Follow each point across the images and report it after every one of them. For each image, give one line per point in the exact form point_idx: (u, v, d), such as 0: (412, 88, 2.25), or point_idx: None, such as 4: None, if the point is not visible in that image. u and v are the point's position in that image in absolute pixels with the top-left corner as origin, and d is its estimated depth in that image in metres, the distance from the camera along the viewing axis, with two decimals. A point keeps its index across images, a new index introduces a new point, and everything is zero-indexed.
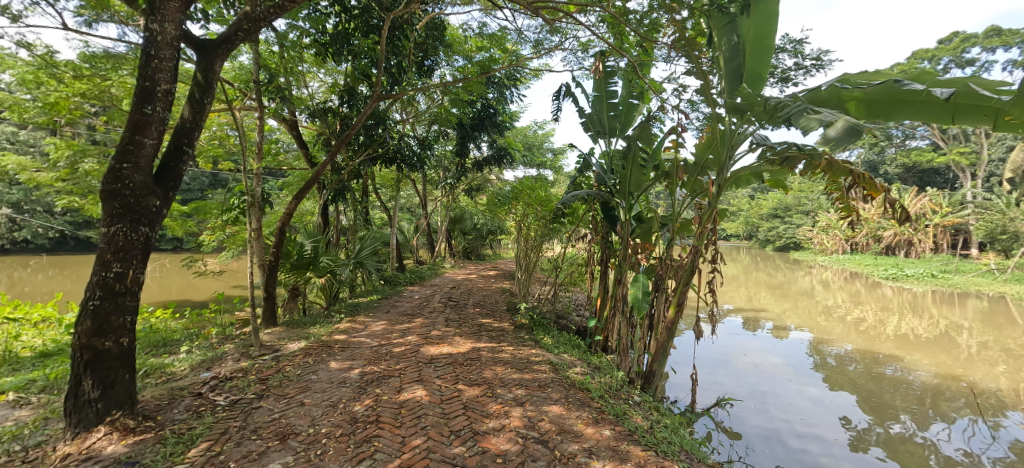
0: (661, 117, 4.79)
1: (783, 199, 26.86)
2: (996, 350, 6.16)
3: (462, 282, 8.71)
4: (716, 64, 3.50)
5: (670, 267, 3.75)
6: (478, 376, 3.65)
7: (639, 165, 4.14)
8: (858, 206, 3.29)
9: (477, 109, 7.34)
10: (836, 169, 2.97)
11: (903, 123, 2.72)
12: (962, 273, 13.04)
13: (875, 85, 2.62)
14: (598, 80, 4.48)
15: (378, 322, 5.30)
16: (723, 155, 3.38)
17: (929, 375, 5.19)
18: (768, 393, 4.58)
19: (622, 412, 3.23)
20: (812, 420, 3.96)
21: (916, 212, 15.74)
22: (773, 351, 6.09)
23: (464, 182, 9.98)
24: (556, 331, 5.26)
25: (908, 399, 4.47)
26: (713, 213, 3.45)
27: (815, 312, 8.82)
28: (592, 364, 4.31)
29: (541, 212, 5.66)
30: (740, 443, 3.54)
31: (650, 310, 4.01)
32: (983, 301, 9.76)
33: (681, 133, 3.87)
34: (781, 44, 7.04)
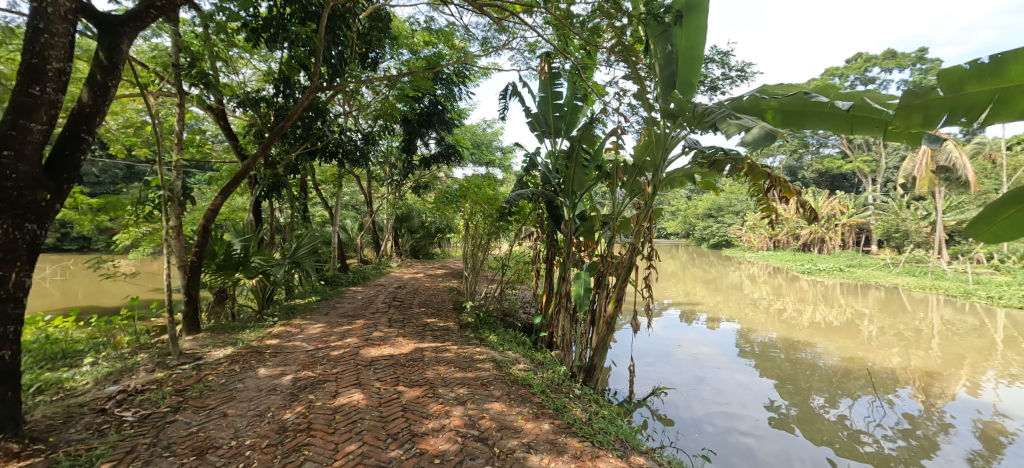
0: (603, 119, 4.96)
1: (717, 200, 28.85)
2: (890, 334, 7.00)
3: (408, 281, 8.52)
4: (653, 71, 3.67)
5: (610, 264, 3.90)
6: (420, 376, 3.59)
7: (582, 166, 4.25)
8: (778, 207, 3.52)
9: (425, 105, 7.20)
10: (757, 172, 3.26)
11: (813, 131, 2.97)
12: (864, 267, 14.70)
13: (788, 96, 2.88)
14: (544, 81, 4.54)
15: (316, 325, 5.04)
16: (659, 158, 3.53)
17: (836, 358, 5.78)
18: (699, 381, 4.89)
19: (562, 406, 3.31)
20: (737, 404, 4.28)
21: (828, 213, 17.53)
22: (706, 342, 6.51)
23: (412, 179, 9.76)
24: (502, 329, 5.29)
25: (818, 381, 4.94)
26: (649, 212, 3.61)
27: (744, 304, 9.55)
28: (535, 361, 4.38)
29: (488, 210, 5.66)
30: (672, 428, 3.75)
31: (591, 306, 4.15)
32: (880, 291, 11.06)
33: (621, 135, 4.03)
34: (712, 55, 7.56)
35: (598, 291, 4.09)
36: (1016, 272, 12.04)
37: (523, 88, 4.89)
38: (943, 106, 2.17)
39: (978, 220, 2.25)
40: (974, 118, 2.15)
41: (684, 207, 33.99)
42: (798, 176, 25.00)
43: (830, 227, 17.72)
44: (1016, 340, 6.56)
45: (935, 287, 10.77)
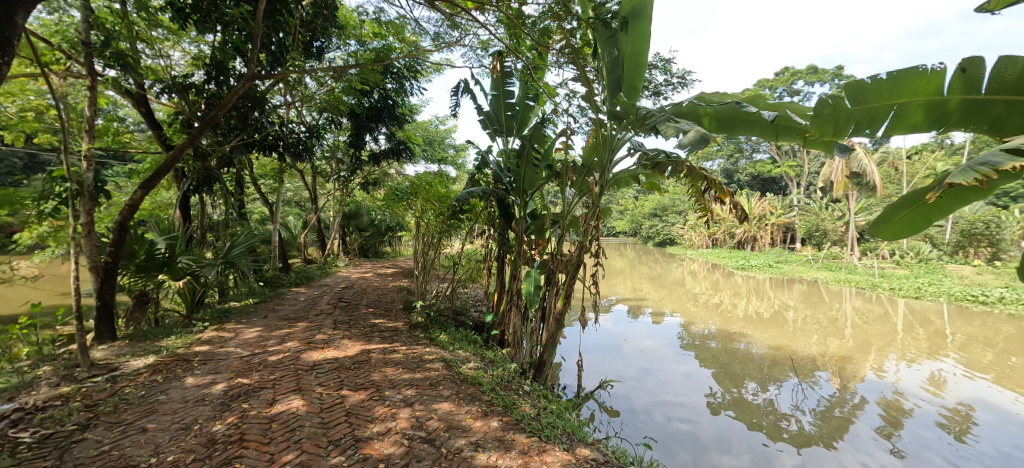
0: (554, 119, 5.05)
1: (662, 200, 30.35)
2: (810, 323, 7.72)
3: (356, 281, 8.22)
4: (600, 74, 3.75)
5: (560, 262, 3.99)
6: (366, 379, 3.47)
7: (533, 165, 4.30)
8: (715, 207, 3.71)
9: (374, 99, 6.97)
10: (695, 174, 3.45)
11: (744, 137, 3.19)
12: (789, 263, 16.10)
13: (722, 105, 3.07)
14: (496, 80, 4.53)
15: (252, 329, 4.73)
16: (606, 158, 3.64)
17: (765, 347, 6.28)
18: (645, 373, 5.12)
19: (511, 403, 3.34)
20: (677, 393, 4.54)
21: (759, 213, 19.00)
22: (651, 335, 6.83)
23: (360, 176, 9.42)
24: (453, 328, 5.25)
25: (749, 369, 5.35)
26: (596, 211, 3.73)
27: (685, 299, 10.13)
28: (486, 359, 4.39)
29: (439, 208, 5.58)
30: (617, 419, 3.90)
31: (541, 303, 4.22)
32: (802, 285, 12.17)
33: (570, 135, 4.12)
34: (656, 62, 7.94)
35: (547, 289, 4.17)
36: (912, 267, 13.70)
37: (475, 85, 4.86)
38: (850, 118, 2.40)
39: (880, 220, 2.53)
40: (875, 129, 2.40)
41: (632, 206, 35.44)
42: (734, 179, 26.85)
43: (761, 226, 19.22)
44: (910, 326, 7.47)
45: (847, 280, 12.01)
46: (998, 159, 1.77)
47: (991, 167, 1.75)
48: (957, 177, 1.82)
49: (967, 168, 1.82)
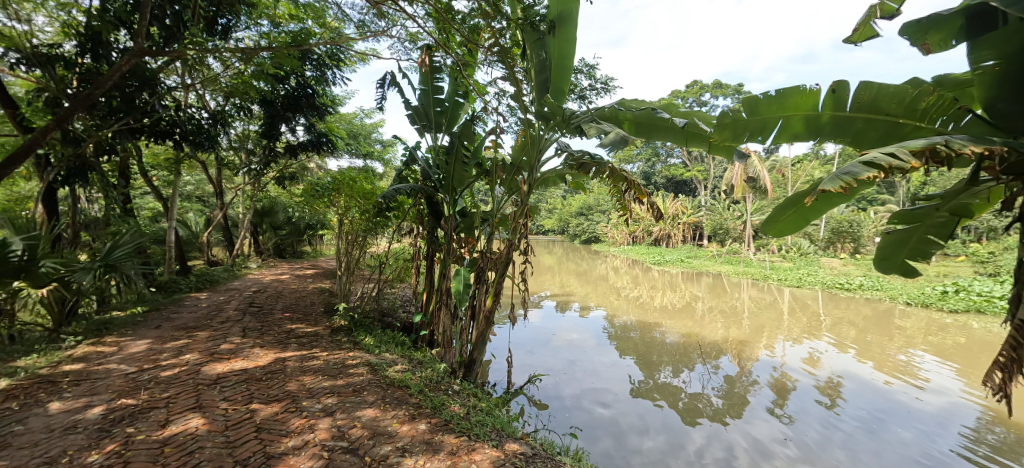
0: (483, 117, 5.06)
1: (588, 200, 31.84)
2: (714, 312, 8.58)
3: (270, 283, 7.56)
4: (529, 75, 3.84)
5: (490, 260, 4.01)
6: (280, 390, 3.20)
7: (463, 162, 4.27)
8: (634, 206, 3.93)
9: (290, 86, 6.43)
10: (616, 175, 3.64)
11: (659, 142, 3.43)
12: (698, 258, 17.78)
13: (639, 110, 3.27)
14: (424, 74, 4.41)
15: (140, 341, 4.14)
16: (533, 157, 3.72)
17: (678, 335, 6.86)
18: (572, 365, 5.33)
19: (440, 404, 3.28)
20: (601, 382, 4.79)
21: (673, 213, 20.72)
22: (578, 329, 7.14)
23: (275, 169, 8.67)
24: (379, 330, 5.04)
25: (665, 356, 5.80)
26: (525, 209, 3.80)
27: (608, 293, 10.73)
28: (415, 360, 4.28)
29: (364, 205, 5.31)
30: (545, 412, 4.02)
31: (471, 301, 4.20)
32: (708, 277, 13.51)
33: (500, 134, 4.14)
34: (580, 66, 8.30)
35: (477, 286, 4.17)
36: (795, 260, 15.84)
37: (403, 78, 4.69)
38: (745, 127, 2.65)
39: (770, 220, 2.85)
40: (766, 137, 2.66)
41: (561, 205, 36.73)
42: (652, 181, 28.99)
43: (675, 225, 20.99)
44: (792, 312, 8.63)
45: (744, 273, 13.56)
46: (856, 168, 1.84)
47: (852, 176, 1.83)
48: (829, 187, 1.90)
49: (834, 179, 1.90)
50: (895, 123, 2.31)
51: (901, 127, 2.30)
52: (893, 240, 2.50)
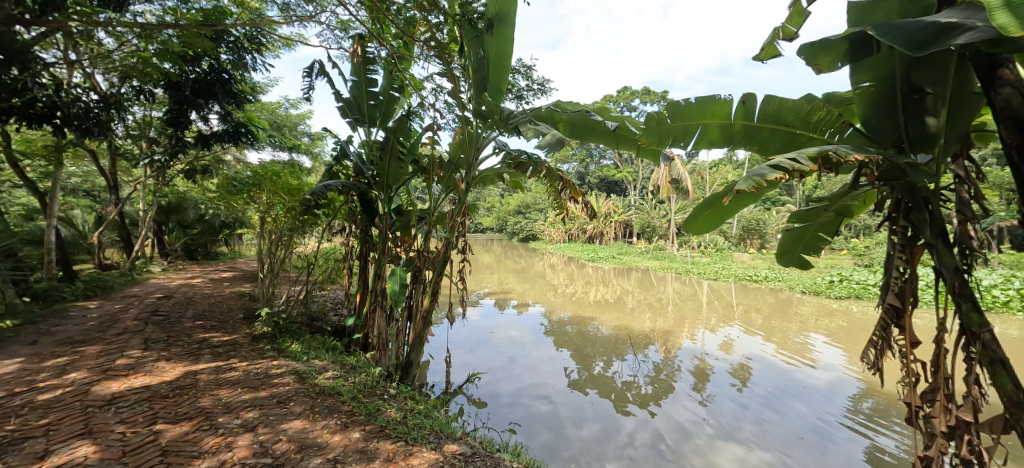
0: (419, 113, 4.94)
1: (526, 199, 32.41)
2: (642, 305, 9.16)
3: (178, 288, 6.79)
4: (466, 72, 3.81)
5: (427, 259, 3.94)
6: (191, 407, 2.88)
7: (398, 159, 4.13)
8: (570, 205, 4.06)
9: (201, 69, 5.80)
10: (553, 175, 3.73)
11: (593, 144, 3.56)
12: (628, 254, 18.86)
13: (574, 112, 3.37)
14: (356, 65, 4.19)
15: (8, 361, 3.51)
16: (471, 155, 3.71)
17: (610, 328, 7.22)
18: (511, 361, 5.40)
19: (375, 410, 3.16)
20: (539, 376, 4.91)
21: (606, 211, 21.76)
22: (516, 325, 7.25)
23: (183, 161, 7.79)
24: (307, 335, 4.73)
25: (599, 348, 6.08)
26: (463, 208, 3.78)
27: (545, 289, 11.03)
28: (347, 366, 4.08)
29: (290, 203, 4.95)
30: (484, 410, 4.03)
31: (407, 301, 4.09)
32: (636, 272, 14.40)
33: (437, 131, 4.07)
34: (518, 67, 8.41)
35: (414, 286, 4.07)
36: (712, 255, 17.39)
37: (332, 68, 4.43)
38: (669, 132, 2.83)
39: (691, 219, 3.08)
40: (687, 143, 2.87)
41: (500, 203, 37.02)
42: (586, 180, 30.19)
43: (607, 223, 22.07)
44: (709, 302, 9.47)
45: (669, 268, 14.63)
46: (765, 169, 2.02)
47: (762, 177, 2.00)
48: (744, 186, 2.06)
49: (748, 180, 2.06)
50: (793, 134, 2.59)
51: (798, 137, 2.59)
52: (792, 236, 2.83)
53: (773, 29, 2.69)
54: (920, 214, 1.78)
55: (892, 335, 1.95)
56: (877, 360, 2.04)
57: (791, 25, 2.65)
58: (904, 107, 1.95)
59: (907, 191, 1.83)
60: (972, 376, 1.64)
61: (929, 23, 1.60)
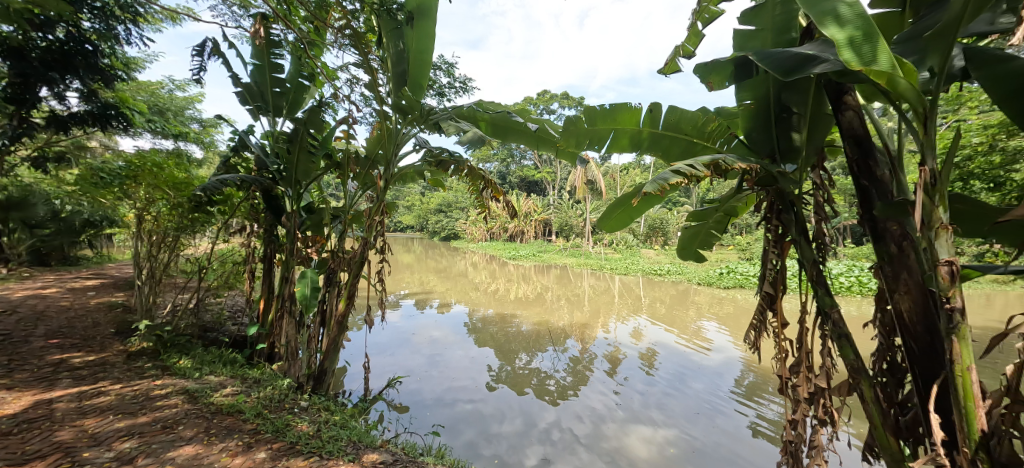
0: (333, 105, 4.62)
1: (447, 197, 32.06)
2: (560, 300, 9.58)
3: (22, 300, 5.60)
4: (384, 64, 3.64)
5: (342, 260, 3.71)
6: (43, 444, 2.39)
7: (309, 152, 3.82)
8: (491, 204, 4.09)
9: (55, 36, 4.76)
10: (474, 174, 3.71)
11: (514, 144, 3.62)
12: (547, 252, 19.58)
13: (496, 113, 3.41)
14: (258, 47, 3.79)
15: None
16: (390, 151, 3.56)
17: (532, 324, 7.44)
18: (434, 362, 5.30)
19: (284, 426, 2.91)
20: (464, 376, 4.89)
21: (526, 211, 22.37)
22: (439, 325, 7.15)
23: (29, 147, 6.44)
24: (199, 348, 4.19)
25: (521, 344, 6.23)
26: (381, 206, 3.61)
27: (467, 288, 11.03)
28: (250, 380, 3.69)
29: (175, 198, 4.33)
30: (406, 415, 3.91)
31: (320, 306, 3.81)
32: (554, 269, 15.03)
33: (352, 124, 3.84)
34: (439, 63, 8.29)
35: (328, 289, 3.81)
36: (622, 252, 18.77)
37: (229, 49, 3.96)
38: (585, 137, 3.02)
39: (604, 216, 3.29)
40: (601, 147, 3.07)
41: (422, 202, 36.15)
42: (508, 180, 30.74)
43: (528, 222, 22.70)
44: (620, 295, 10.22)
45: (584, 264, 15.50)
46: (668, 174, 2.22)
47: (665, 182, 2.20)
48: (650, 189, 2.24)
49: (653, 183, 2.25)
50: (691, 142, 2.86)
51: (695, 145, 2.85)
52: (689, 233, 3.14)
53: (675, 46, 2.97)
54: (788, 214, 2.08)
55: (767, 318, 2.26)
56: (755, 341, 2.36)
57: (689, 45, 2.95)
58: (777, 123, 2.26)
59: (778, 195, 2.13)
60: (825, 349, 1.96)
61: (794, 53, 1.86)
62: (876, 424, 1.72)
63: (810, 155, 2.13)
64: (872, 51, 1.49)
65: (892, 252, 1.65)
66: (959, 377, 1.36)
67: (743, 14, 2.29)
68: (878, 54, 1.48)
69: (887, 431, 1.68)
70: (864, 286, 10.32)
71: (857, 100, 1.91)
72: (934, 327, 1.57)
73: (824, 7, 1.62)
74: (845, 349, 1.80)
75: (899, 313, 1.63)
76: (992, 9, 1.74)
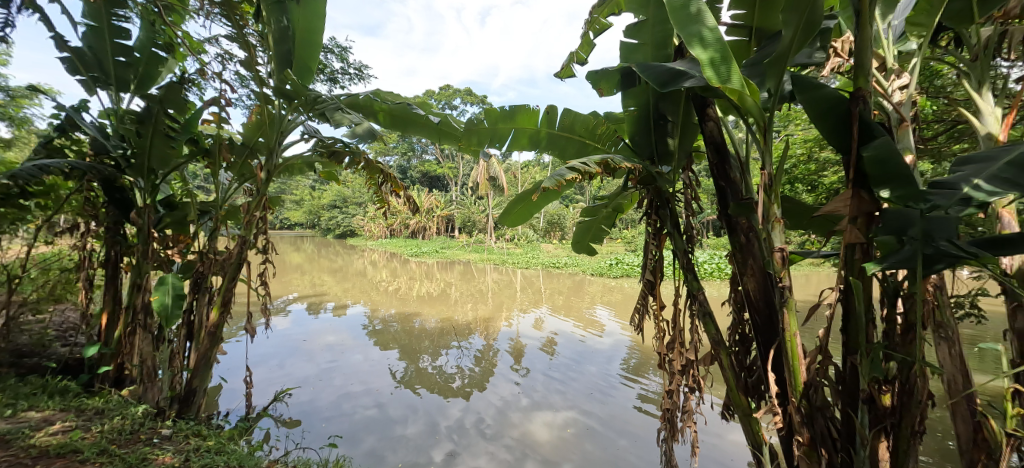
0: (199, 83, 3.98)
1: (343, 191, 29.88)
2: (465, 296, 9.60)
3: None
4: (264, 41, 3.19)
5: (214, 263, 3.24)
6: None
7: (166, 136, 3.20)
8: (391, 199, 3.92)
9: None
10: (372, 167, 3.49)
11: (414, 137, 3.48)
12: (452, 248, 19.47)
13: (394, 104, 3.23)
14: (93, 4, 3.08)
15: None
16: (272, 139, 3.18)
17: (436, 321, 7.33)
18: (330, 369, 4.93)
19: (139, 461, 2.46)
20: (364, 380, 4.63)
21: (430, 206, 21.93)
22: (335, 329, 6.65)
23: None
24: (11, 379, 3.31)
25: (426, 343, 6.11)
26: (263, 200, 3.22)
27: (365, 288, 10.45)
28: (88, 412, 3.02)
29: None
30: (297, 429, 3.57)
31: (185, 316, 3.34)
32: (458, 265, 15.01)
33: (224, 106, 3.34)
34: (329, 45, 7.65)
35: (197, 297, 3.31)
36: (524, 246, 19.50)
37: (50, 2, 3.16)
38: (485, 135, 3.05)
39: (505, 212, 3.34)
40: (502, 145, 3.12)
41: (314, 196, 33.23)
42: (411, 174, 29.83)
43: (431, 217, 22.27)
44: (522, 289, 10.60)
45: (488, 259, 15.74)
46: (564, 170, 2.31)
47: (561, 178, 2.28)
48: (547, 185, 2.31)
49: (550, 178, 2.33)
50: (585, 143, 3.04)
51: (588, 146, 3.04)
52: (583, 228, 3.37)
53: (569, 52, 3.13)
54: (664, 210, 2.33)
55: (648, 302, 2.52)
56: (639, 323, 2.61)
57: (582, 52, 3.14)
58: (655, 129, 2.53)
59: (656, 194, 2.38)
60: (693, 326, 2.25)
61: (667, 68, 2.09)
62: (732, 387, 2.01)
63: (681, 159, 2.42)
64: (727, 71, 1.73)
65: (741, 241, 1.95)
66: (787, 341, 1.66)
67: (628, 29, 2.52)
68: (731, 74, 1.73)
69: (739, 391, 1.98)
70: (721, 271, 12.22)
71: (715, 112, 2.20)
72: (770, 302, 1.89)
73: (692, 30, 1.83)
74: (707, 325, 2.08)
75: (746, 293, 1.93)
76: (811, 44, 2.11)
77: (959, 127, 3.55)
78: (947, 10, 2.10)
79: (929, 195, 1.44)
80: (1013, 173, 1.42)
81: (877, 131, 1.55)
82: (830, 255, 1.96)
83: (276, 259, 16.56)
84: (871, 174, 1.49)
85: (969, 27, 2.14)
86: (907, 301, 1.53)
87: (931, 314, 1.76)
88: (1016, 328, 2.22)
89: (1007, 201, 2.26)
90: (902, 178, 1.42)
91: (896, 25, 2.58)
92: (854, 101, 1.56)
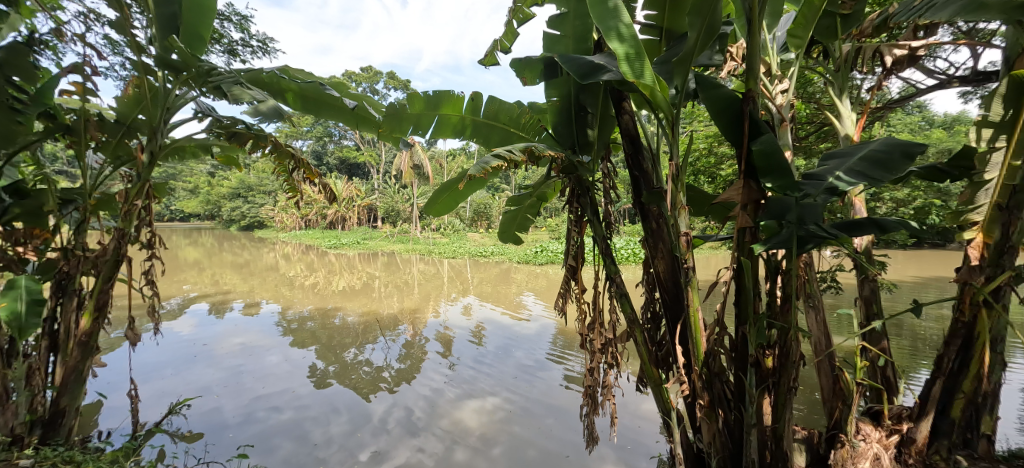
0: (54, 45, 3.30)
1: (247, 178, 26.98)
2: (389, 288, 9.29)
3: None
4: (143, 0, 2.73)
5: (84, 260, 2.76)
6: None
7: (10, 108, 2.58)
8: (304, 187, 3.61)
9: None
10: (282, 151, 3.18)
11: (329, 122, 3.25)
12: (376, 239, 18.70)
13: (305, 84, 2.95)
14: None
15: None
16: (156, 117, 2.75)
17: (358, 316, 7.01)
18: (239, 374, 4.48)
19: None
20: (279, 384, 4.28)
21: (350, 196, 20.75)
22: (243, 330, 6.05)
23: None
24: None
25: (348, 339, 5.82)
26: (145, 187, 2.78)
27: (277, 284, 9.64)
28: None
29: None
30: (198, 443, 3.20)
31: (45, 325, 2.83)
32: (382, 257, 14.47)
33: (90, 74, 2.80)
34: (224, 12, 6.80)
35: (61, 301, 2.81)
36: (451, 236, 19.41)
37: None
38: (409, 121, 2.91)
39: (430, 201, 3.25)
40: (425, 132, 2.99)
41: (214, 184, 29.69)
42: (329, 161, 27.95)
43: (350, 207, 21.18)
44: (449, 279, 10.53)
45: (414, 250, 15.40)
46: (489, 158, 2.26)
47: (488, 165, 2.23)
48: (474, 172, 2.26)
49: (476, 166, 2.27)
50: (510, 132, 3.03)
51: (512, 135, 3.04)
52: (508, 216, 3.39)
53: (493, 40, 3.11)
54: (584, 198, 2.42)
55: (570, 287, 2.61)
56: (562, 307, 2.70)
57: (505, 40, 3.14)
58: (576, 119, 2.60)
59: (577, 183, 2.46)
60: (611, 307, 2.38)
61: (588, 61, 2.15)
62: (647, 361, 2.17)
63: (599, 149, 2.50)
64: (641, 67, 1.83)
65: (653, 227, 2.09)
66: (691, 316, 1.83)
67: (550, 20, 2.57)
68: (644, 70, 1.83)
69: (651, 364, 2.14)
70: (635, 256, 13.16)
71: (630, 106, 2.33)
72: (677, 282, 2.05)
73: (610, 24, 1.90)
74: (624, 305, 2.21)
75: (657, 274, 2.08)
76: (711, 48, 2.30)
77: (826, 129, 4.16)
78: (818, 26, 2.43)
79: (802, 185, 1.66)
80: (864, 167, 1.67)
81: (764, 128, 1.74)
82: (726, 238, 2.18)
83: (166, 255, 14.53)
84: (759, 165, 1.66)
85: (833, 41, 2.49)
86: (785, 275, 1.74)
87: (803, 287, 2.04)
88: (863, 295, 2.68)
89: (858, 191, 2.71)
90: (783, 170, 1.61)
91: (780, 36, 2.95)
92: (746, 100, 1.73)
